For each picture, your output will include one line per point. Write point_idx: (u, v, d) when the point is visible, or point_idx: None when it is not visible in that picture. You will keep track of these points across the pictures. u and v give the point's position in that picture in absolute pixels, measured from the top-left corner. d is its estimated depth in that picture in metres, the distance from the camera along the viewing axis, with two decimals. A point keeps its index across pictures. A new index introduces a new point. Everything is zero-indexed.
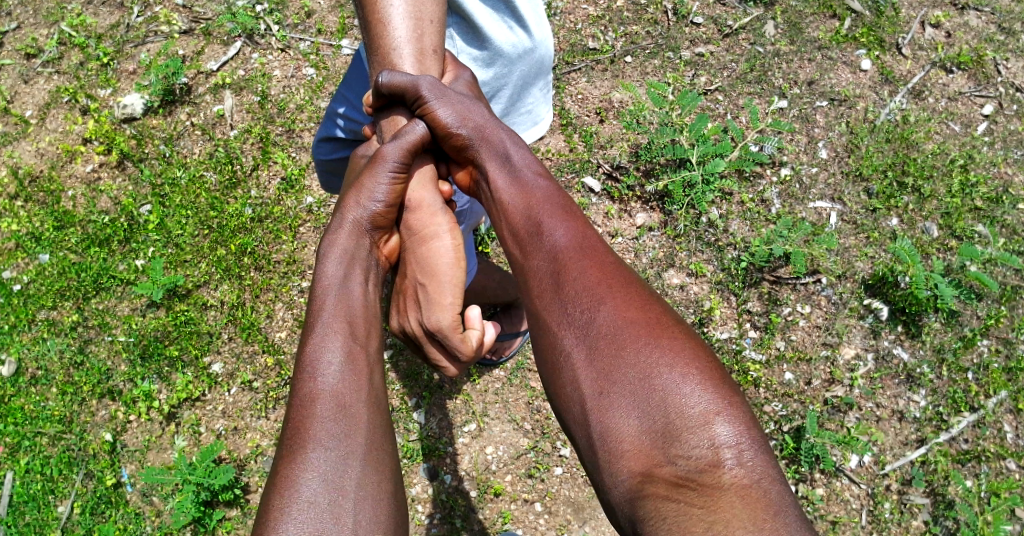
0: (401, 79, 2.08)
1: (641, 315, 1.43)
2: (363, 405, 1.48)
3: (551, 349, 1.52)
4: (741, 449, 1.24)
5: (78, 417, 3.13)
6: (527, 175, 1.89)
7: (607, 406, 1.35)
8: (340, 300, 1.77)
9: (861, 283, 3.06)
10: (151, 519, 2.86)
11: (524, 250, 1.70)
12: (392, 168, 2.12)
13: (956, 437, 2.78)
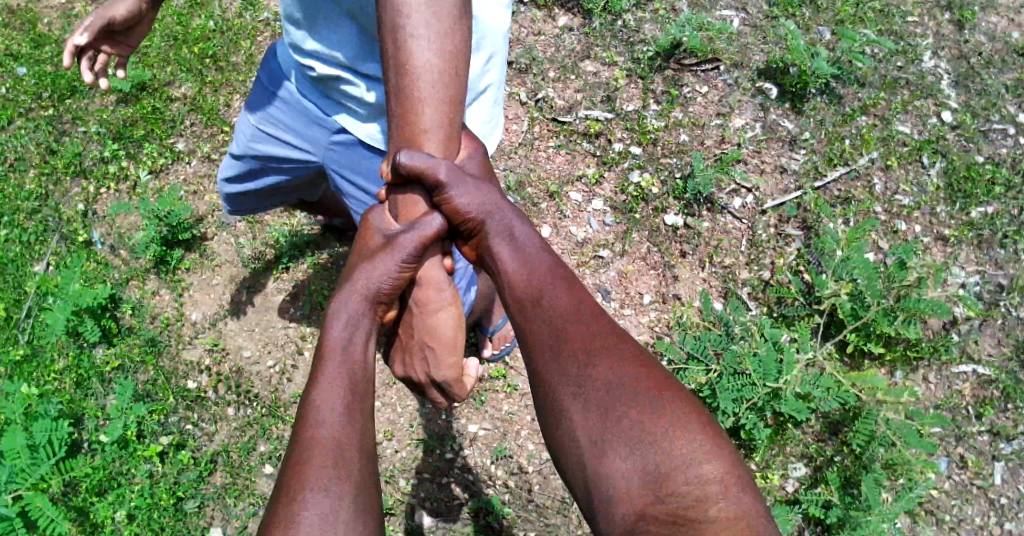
0: (425, 163, 1.77)
1: (647, 388, 1.31)
2: (359, 458, 1.27)
3: (550, 412, 1.39)
4: (728, 486, 1.16)
5: (54, 194, 3.29)
6: (535, 249, 1.69)
7: (604, 454, 1.25)
8: (348, 348, 1.55)
9: (753, 70, 3.33)
10: (120, 264, 3.05)
11: (527, 311, 1.56)
12: (404, 256, 1.80)
13: (830, 185, 3.06)
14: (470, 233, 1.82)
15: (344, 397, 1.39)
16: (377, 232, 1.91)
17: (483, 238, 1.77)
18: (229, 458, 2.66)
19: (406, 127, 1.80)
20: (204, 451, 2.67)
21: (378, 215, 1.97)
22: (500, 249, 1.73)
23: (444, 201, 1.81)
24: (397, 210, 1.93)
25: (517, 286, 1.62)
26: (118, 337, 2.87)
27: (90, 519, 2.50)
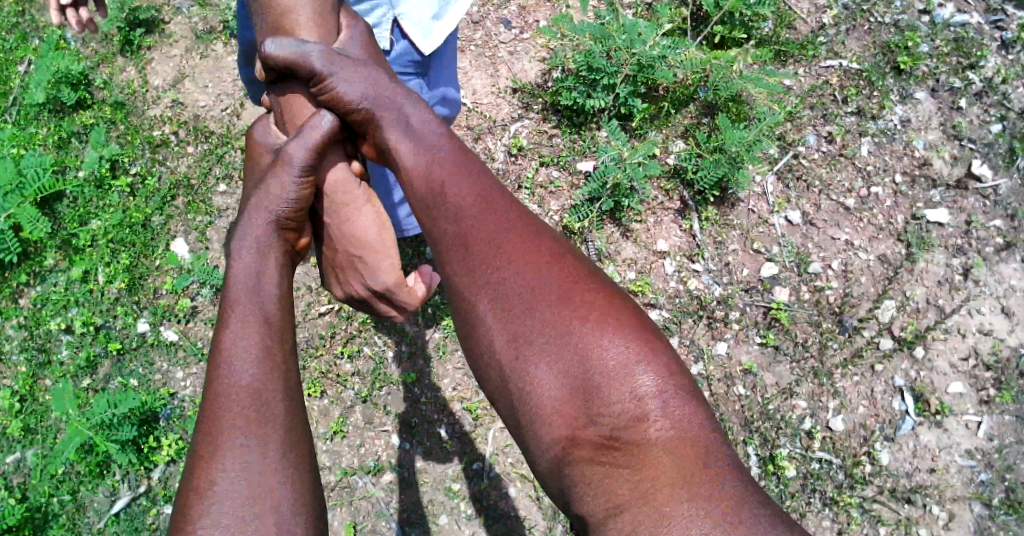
0: (295, 52, 1.66)
1: (569, 288, 1.11)
2: (283, 397, 1.05)
3: (461, 313, 1.20)
4: (669, 402, 1.03)
5: (30, 8, 3.57)
6: (431, 132, 1.44)
7: (526, 373, 1.08)
8: (253, 291, 1.23)
9: None
10: (88, 50, 3.38)
11: (429, 211, 1.28)
12: (301, 169, 1.59)
13: None
14: (363, 127, 1.60)
15: (256, 330, 1.14)
16: (266, 147, 1.76)
17: (376, 124, 1.53)
18: (187, 182, 3.07)
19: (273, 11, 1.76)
20: (166, 180, 3.08)
21: (265, 133, 1.81)
22: (393, 140, 1.47)
23: (323, 93, 1.64)
24: (284, 119, 1.78)
25: (414, 186, 1.35)
26: (89, 104, 3.25)
27: (76, 242, 2.98)
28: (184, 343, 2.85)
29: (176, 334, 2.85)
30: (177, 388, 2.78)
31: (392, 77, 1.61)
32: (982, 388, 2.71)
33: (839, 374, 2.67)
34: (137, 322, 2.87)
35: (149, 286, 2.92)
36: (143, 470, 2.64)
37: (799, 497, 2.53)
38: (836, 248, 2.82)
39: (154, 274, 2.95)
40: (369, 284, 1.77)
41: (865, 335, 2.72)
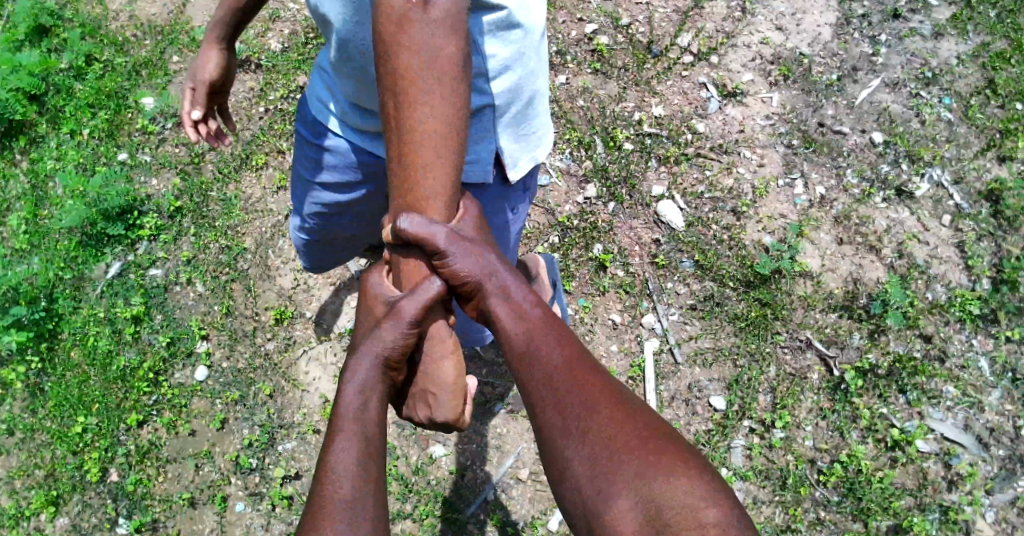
0: (426, 229, 1.51)
1: (646, 437, 1.21)
2: (373, 498, 1.27)
3: (554, 468, 1.28)
4: (728, 521, 1.07)
5: None
6: (536, 307, 1.49)
7: (605, 505, 1.16)
8: (361, 413, 1.40)
9: None
10: None
11: (519, 365, 1.42)
12: (412, 322, 1.53)
13: None
14: (472, 300, 1.56)
15: (362, 448, 1.33)
16: (380, 299, 1.62)
17: (486, 304, 1.53)
18: (147, 59, 3.52)
19: (403, 175, 1.50)
20: (132, 57, 3.54)
21: (378, 279, 1.66)
22: (500, 314, 1.50)
23: (441, 266, 1.54)
24: (399, 271, 1.62)
25: (512, 344, 1.45)
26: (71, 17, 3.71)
27: (63, 112, 3.41)
28: (157, 160, 3.27)
29: (150, 156, 3.28)
30: (152, 190, 3.20)
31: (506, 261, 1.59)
32: (770, 76, 3.40)
33: (656, 83, 3.37)
34: (117, 154, 3.30)
35: (127, 131, 3.36)
36: (129, 246, 3.09)
37: (638, 161, 3.15)
38: (639, 9, 3.62)
39: (131, 124, 3.37)
40: (439, 419, 1.61)
41: (671, 55, 3.45)
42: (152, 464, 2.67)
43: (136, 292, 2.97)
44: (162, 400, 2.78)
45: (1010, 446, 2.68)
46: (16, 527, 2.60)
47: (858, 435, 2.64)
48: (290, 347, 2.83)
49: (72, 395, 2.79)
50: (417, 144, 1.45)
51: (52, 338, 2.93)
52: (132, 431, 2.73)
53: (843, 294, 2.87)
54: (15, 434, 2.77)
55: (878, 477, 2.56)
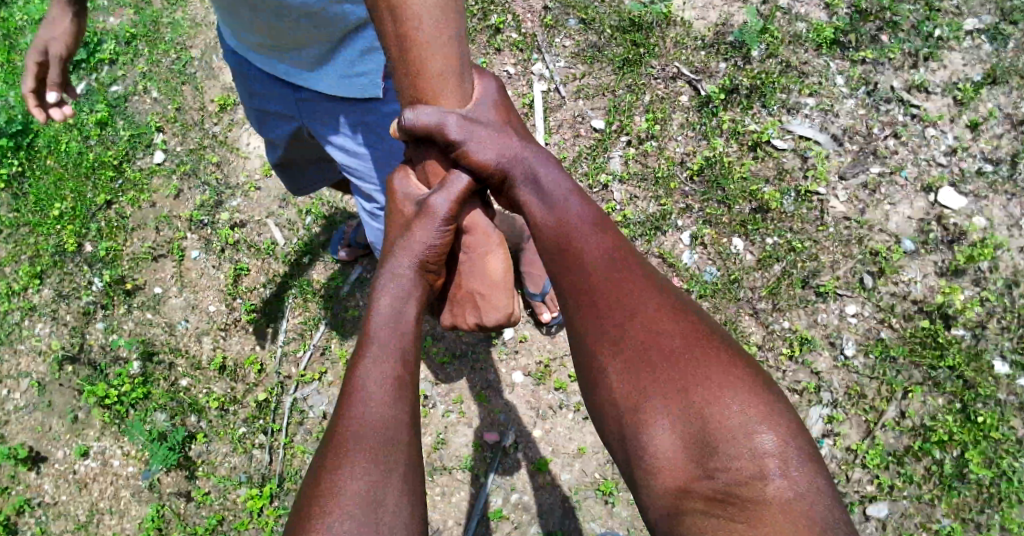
0: (437, 119, 1.52)
1: (697, 347, 1.15)
2: (407, 425, 1.14)
3: (593, 379, 1.23)
4: (787, 460, 1.02)
5: None
6: (561, 186, 1.42)
7: (648, 426, 1.12)
8: (393, 318, 1.33)
9: None
10: None
11: (563, 264, 1.32)
12: (447, 220, 1.53)
13: None
14: (500, 193, 1.56)
15: (392, 368, 1.22)
16: (408, 199, 1.61)
17: (514, 192, 1.49)
18: None
19: (415, 73, 1.51)
20: None
21: (404, 180, 1.65)
22: (533, 203, 1.44)
23: (462, 157, 1.53)
24: (423, 170, 1.63)
25: (543, 242, 1.38)
26: None
27: None
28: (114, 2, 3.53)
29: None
30: (110, 26, 3.48)
31: (530, 140, 1.54)
32: None
33: None
34: None
35: None
36: (91, 71, 3.36)
37: None
38: None
39: None
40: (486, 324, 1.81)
41: None
42: (120, 234, 2.97)
43: (100, 103, 3.25)
44: (127, 184, 3.06)
45: (862, 143, 2.99)
46: (9, 300, 2.95)
47: (722, 140, 2.96)
48: (233, 125, 3.12)
49: (49, 191, 3.08)
50: (409, 48, 1.48)
51: (27, 149, 3.20)
52: (102, 210, 3.02)
53: (712, 33, 3.18)
54: (5, 231, 3.08)
55: (738, 169, 2.89)
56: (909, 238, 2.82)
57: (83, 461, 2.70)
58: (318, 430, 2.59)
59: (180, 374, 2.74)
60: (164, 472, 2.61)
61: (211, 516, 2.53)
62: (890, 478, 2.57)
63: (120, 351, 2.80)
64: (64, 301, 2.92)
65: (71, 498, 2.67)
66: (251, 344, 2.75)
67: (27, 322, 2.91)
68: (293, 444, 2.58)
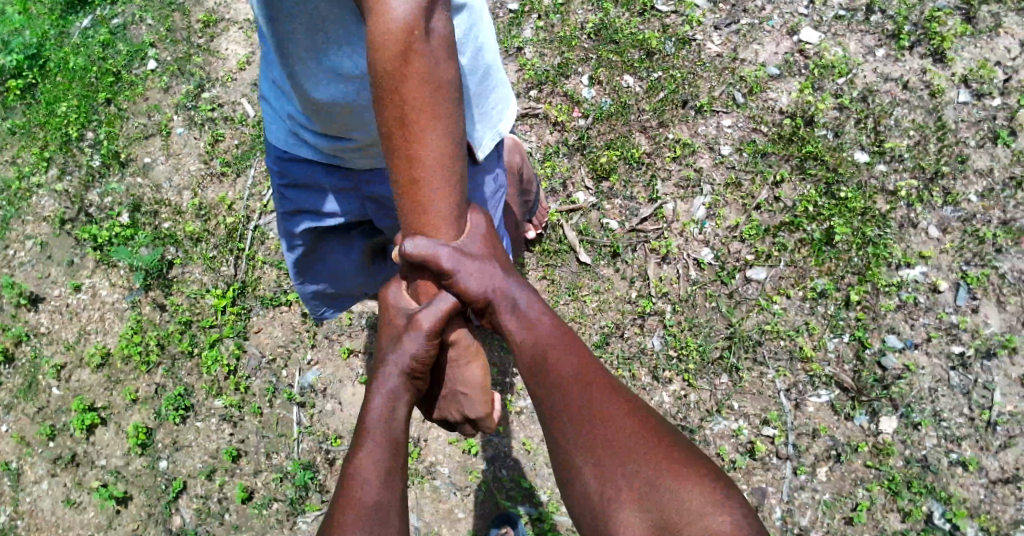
0: (425, 248, 1.45)
1: (656, 447, 1.22)
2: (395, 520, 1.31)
3: (562, 472, 1.31)
4: (740, 529, 1.08)
5: None
6: (539, 313, 1.48)
7: (611, 516, 1.21)
8: (385, 420, 1.47)
9: None
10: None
11: (537, 377, 1.40)
12: (431, 334, 1.52)
13: None
14: (484, 314, 1.55)
15: (383, 455, 1.41)
16: (399, 310, 1.60)
17: (499, 318, 1.51)
18: None
19: (409, 206, 1.42)
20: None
21: (398, 293, 1.64)
22: (512, 324, 1.49)
23: (454, 283, 1.50)
24: (414, 284, 1.60)
25: (523, 358, 1.45)
26: None
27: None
28: None
29: None
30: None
31: (510, 268, 1.57)
32: None
33: None
34: None
35: None
36: (95, 8, 3.94)
37: None
38: None
39: None
40: (473, 416, 1.66)
41: None
42: (118, 123, 3.50)
43: (104, 30, 3.79)
44: (125, 86, 3.61)
45: (734, 3, 3.53)
46: (20, 182, 3.44)
47: (615, 8, 3.53)
48: (214, 35, 3.69)
49: (58, 96, 3.62)
50: (415, 189, 1.39)
51: (40, 67, 3.75)
52: (103, 106, 3.57)
53: None
54: (18, 133, 3.59)
55: (627, 27, 3.45)
56: (773, 65, 3.31)
57: (76, 294, 3.15)
58: (278, 244, 3.04)
59: (163, 219, 3.20)
60: (144, 294, 3.06)
61: (179, 321, 2.95)
62: (767, 248, 2.81)
63: (113, 208, 3.29)
64: (67, 178, 3.43)
65: (62, 326, 3.11)
66: (223, 190, 3.22)
67: (35, 196, 3.41)
68: (254, 257, 3.03)
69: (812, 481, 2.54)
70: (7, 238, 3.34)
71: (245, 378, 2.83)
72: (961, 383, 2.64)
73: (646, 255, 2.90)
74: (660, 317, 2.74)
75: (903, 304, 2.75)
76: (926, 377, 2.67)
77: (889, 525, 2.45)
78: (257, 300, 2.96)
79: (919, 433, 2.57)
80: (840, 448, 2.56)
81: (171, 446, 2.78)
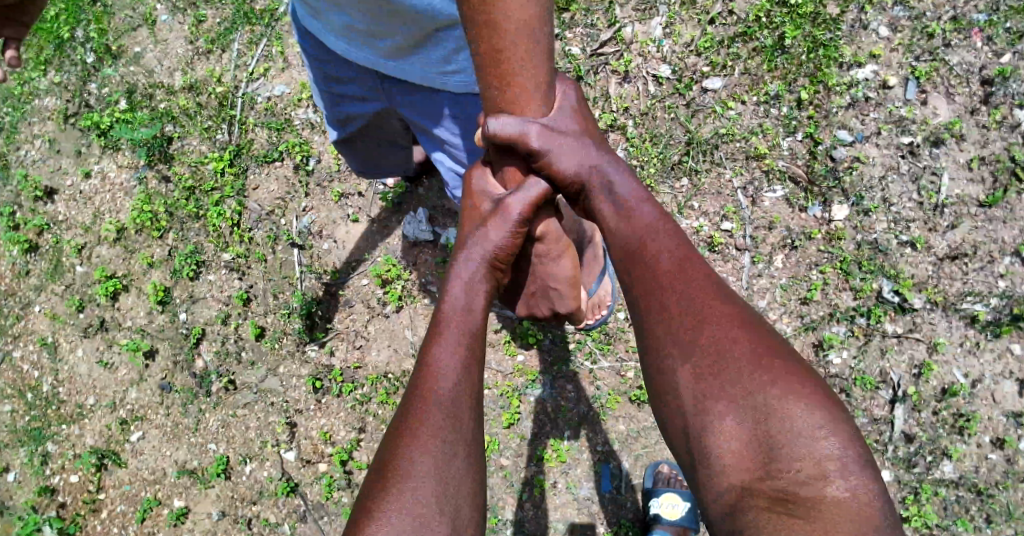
0: (516, 132, 1.62)
1: (761, 350, 1.23)
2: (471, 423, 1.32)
3: (655, 364, 1.34)
4: (848, 464, 1.12)
5: None
6: (636, 196, 1.54)
7: (709, 417, 1.22)
8: (467, 307, 1.51)
9: None
10: None
11: (631, 264, 1.45)
12: (520, 219, 1.66)
13: None
14: (575, 195, 1.66)
15: (463, 347, 1.42)
16: (485, 197, 1.75)
17: (591, 199, 1.61)
18: None
19: (498, 95, 1.61)
20: None
21: (482, 178, 1.79)
22: (607, 211, 1.56)
23: (545, 166, 1.64)
24: (501, 171, 1.75)
25: (617, 243, 1.51)
26: None
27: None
28: None
29: None
30: None
31: (602, 147, 1.64)
32: None
33: None
34: None
35: None
36: None
37: None
38: None
39: None
40: (562, 304, 1.89)
41: None
42: (106, 18, 3.46)
43: None
44: None
45: None
46: (21, 86, 3.43)
47: None
48: None
49: None
50: (505, 77, 1.57)
51: None
52: (89, 4, 3.48)
53: None
54: None
55: None
56: None
57: (87, 181, 3.25)
58: (268, 108, 3.14)
59: (159, 100, 3.27)
60: (150, 171, 3.18)
61: (183, 189, 3.09)
62: (722, 58, 2.98)
63: (110, 95, 3.33)
64: (62, 77, 3.41)
65: (78, 212, 3.23)
66: (210, 64, 3.29)
67: (37, 97, 3.41)
68: (246, 122, 3.15)
69: (769, 269, 2.69)
70: (16, 139, 3.38)
71: (248, 231, 3.01)
72: (911, 170, 2.73)
73: (608, 77, 3.07)
74: (623, 132, 2.95)
75: (855, 102, 2.84)
76: (877, 166, 2.75)
77: (840, 302, 2.61)
78: (253, 161, 3.09)
79: (870, 219, 2.68)
80: (795, 237, 2.70)
81: (188, 298, 2.99)
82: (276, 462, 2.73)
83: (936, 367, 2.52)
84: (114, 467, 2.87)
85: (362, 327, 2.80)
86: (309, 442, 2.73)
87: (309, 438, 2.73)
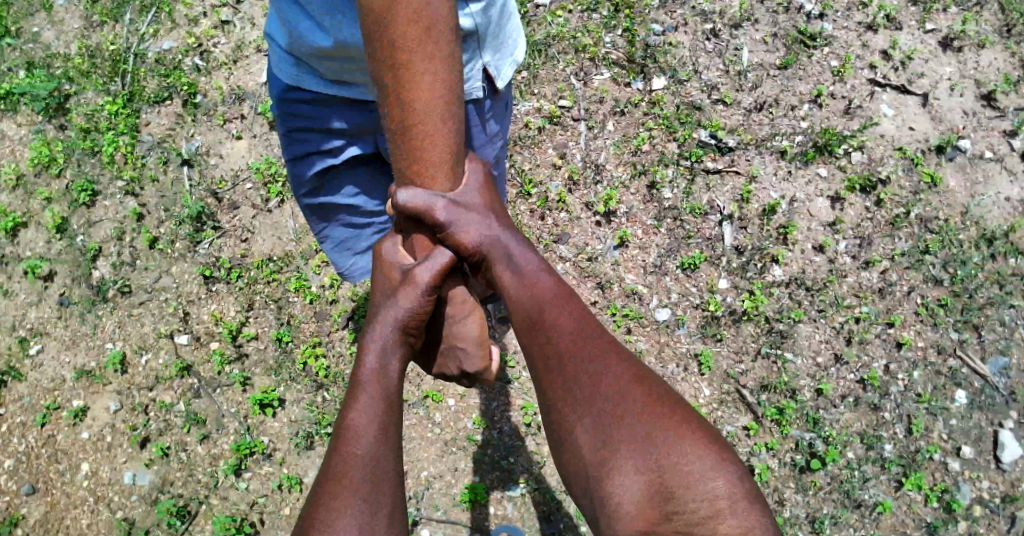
0: (421, 198, 1.45)
1: (655, 399, 1.15)
2: (391, 476, 1.15)
3: (556, 422, 1.22)
4: (739, 502, 1.04)
5: None
6: (541, 266, 1.39)
7: (609, 474, 1.11)
8: (380, 376, 1.30)
9: None
10: None
11: (531, 329, 1.31)
12: (430, 291, 1.44)
13: None
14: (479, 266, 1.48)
15: (383, 413, 1.23)
16: (395, 267, 1.53)
17: (494, 271, 1.44)
18: None
19: (408, 149, 1.42)
20: None
21: (389, 246, 1.56)
22: (507, 277, 1.41)
23: (449, 237, 1.46)
24: (410, 239, 1.55)
25: (518, 318, 1.35)
26: None
27: None
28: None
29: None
30: None
31: (510, 223, 1.49)
32: None
33: None
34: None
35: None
36: None
37: None
38: None
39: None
40: (468, 372, 1.60)
41: None
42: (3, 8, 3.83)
43: None
44: None
45: None
46: None
47: None
48: None
49: None
50: (411, 128, 1.38)
51: None
52: None
53: None
54: None
55: None
56: None
57: None
58: (159, 60, 3.54)
59: (59, 66, 3.62)
60: (50, 126, 3.50)
61: (80, 132, 3.43)
62: None
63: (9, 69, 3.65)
64: None
65: None
66: (104, 34, 3.69)
67: None
68: (137, 72, 3.53)
69: (603, 132, 2.99)
70: None
71: (141, 156, 3.33)
72: (714, 47, 3.16)
73: None
74: None
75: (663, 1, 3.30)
76: (686, 48, 3.17)
77: (667, 149, 2.90)
78: (145, 103, 3.45)
79: (684, 86, 3.06)
80: (622, 105, 3.02)
81: (85, 224, 3.25)
82: (171, 350, 2.94)
83: (756, 192, 2.81)
84: (15, 384, 3.01)
85: (248, 223, 3.09)
86: (201, 325, 2.96)
87: (202, 322, 2.96)
